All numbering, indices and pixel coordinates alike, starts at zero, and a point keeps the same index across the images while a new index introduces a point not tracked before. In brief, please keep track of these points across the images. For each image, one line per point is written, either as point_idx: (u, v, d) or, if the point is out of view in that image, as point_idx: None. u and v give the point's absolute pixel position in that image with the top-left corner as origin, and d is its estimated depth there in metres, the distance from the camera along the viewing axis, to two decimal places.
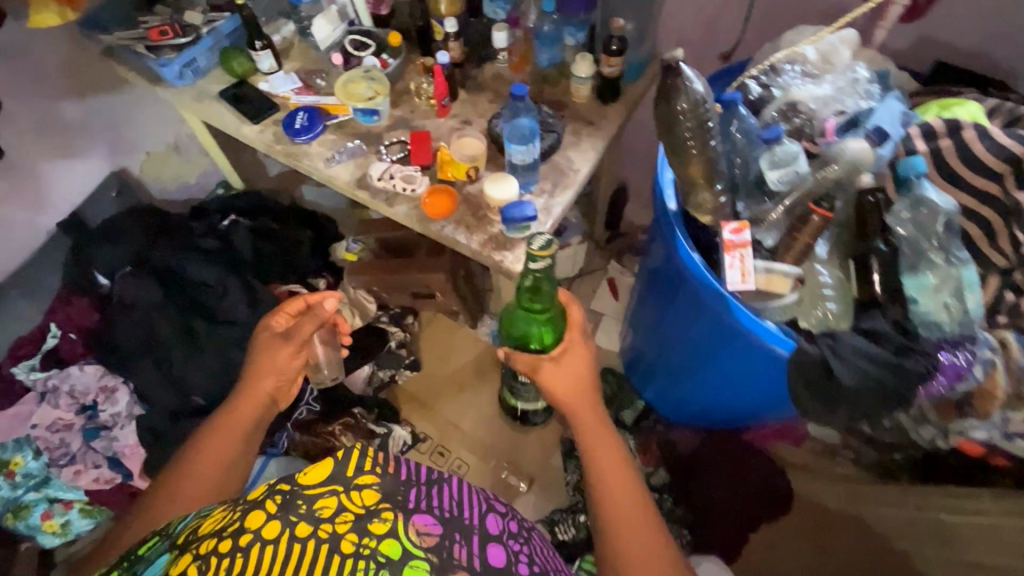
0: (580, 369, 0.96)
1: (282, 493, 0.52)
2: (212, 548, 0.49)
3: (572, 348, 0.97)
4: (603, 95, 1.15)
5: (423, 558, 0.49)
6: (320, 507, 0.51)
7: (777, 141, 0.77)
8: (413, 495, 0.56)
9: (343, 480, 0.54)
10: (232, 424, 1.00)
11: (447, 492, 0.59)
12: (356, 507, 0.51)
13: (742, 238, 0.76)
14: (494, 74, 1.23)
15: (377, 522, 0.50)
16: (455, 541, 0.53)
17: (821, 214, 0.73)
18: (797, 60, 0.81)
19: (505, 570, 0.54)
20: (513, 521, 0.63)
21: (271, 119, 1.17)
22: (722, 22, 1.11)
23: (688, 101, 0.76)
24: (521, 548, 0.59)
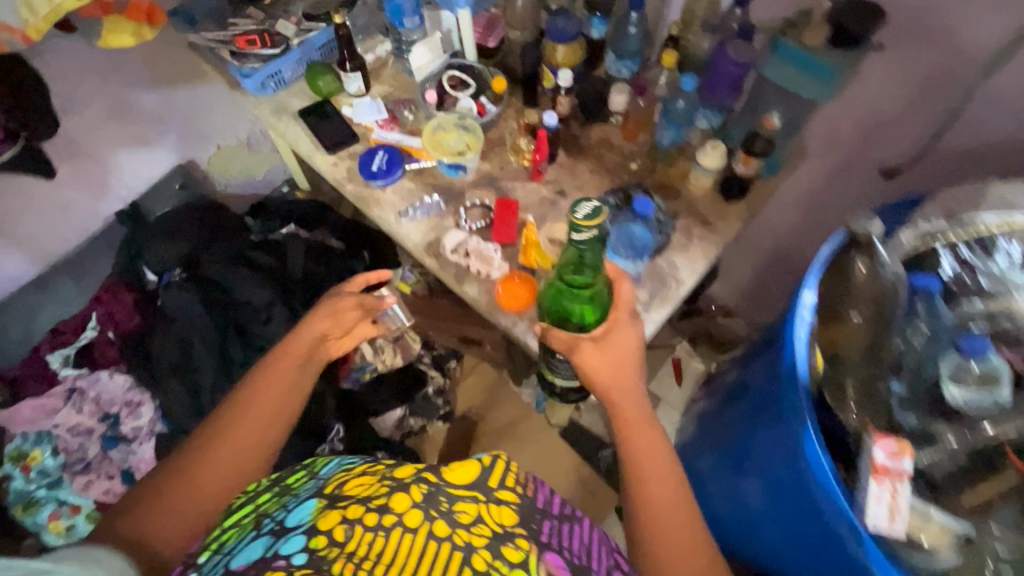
0: (626, 354, 0.79)
1: (429, 483, 0.60)
2: (360, 518, 0.56)
3: (616, 326, 0.79)
4: (726, 191, 0.97)
5: None
6: (460, 512, 0.57)
7: (980, 356, 0.58)
8: (546, 525, 0.62)
9: (486, 490, 0.61)
10: (272, 389, 0.82)
11: (576, 534, 0.65)
12: (494, 525, 0.58)
13: (900, 466, 0.59)
14: (602, 137, 1.08)
15: (512, 550, 0.55)
16: None
17: (1018, 467, 0.59)
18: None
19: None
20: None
21: (347, 150, 1.05)
22: (898, 134, 0.90)
23: (868, 266, 0.65)
24: None
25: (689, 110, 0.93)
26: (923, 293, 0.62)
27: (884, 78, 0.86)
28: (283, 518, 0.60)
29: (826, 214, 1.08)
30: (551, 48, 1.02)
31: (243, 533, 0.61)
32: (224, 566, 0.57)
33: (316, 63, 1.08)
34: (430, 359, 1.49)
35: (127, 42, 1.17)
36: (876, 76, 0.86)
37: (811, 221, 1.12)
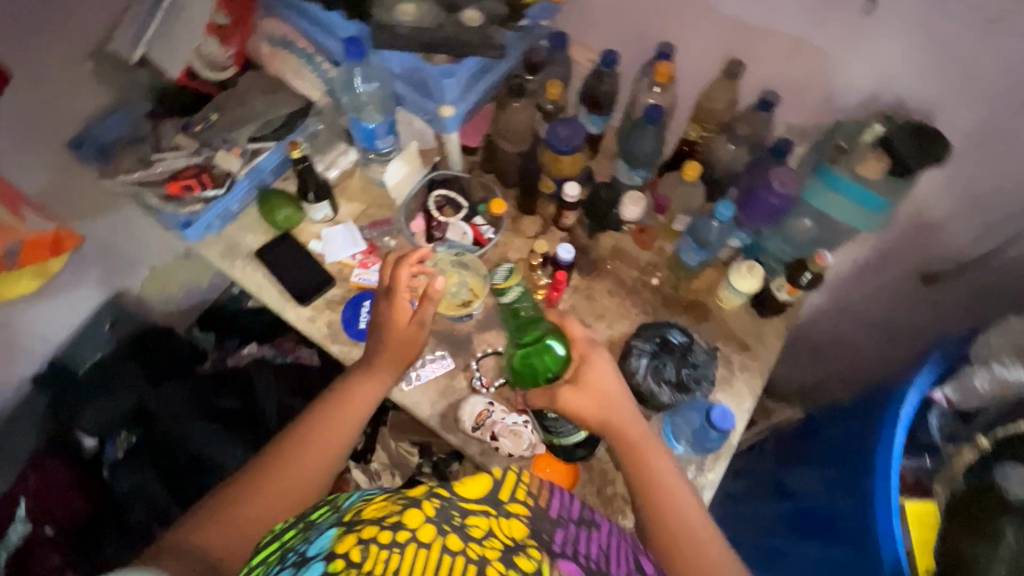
0: (606, 382, 0.69)
1: (441, 498, 0.42)
2: (372, 535, 0.39)
3: (592, 358, 0.71)
4: (764, 310, 0.87)
5: None
6: (472, 527, 0.41)
7: None
8: (561, 538, 0.46)
9: (496, 503, 0.46)
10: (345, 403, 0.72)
11: (598, 539, 0.48)
12: (504, 537, 0.43)
13: None
14: (616, 247, 0.95)
15: (525, 558, 0.41)
16: None
17: None
18: None
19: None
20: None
21: (323, 297, 0.89)
22: (944, 240, 0.82)
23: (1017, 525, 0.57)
24: None
25: (723, 232, 0.83)
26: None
27: (931, 189, 0.78)
28: (305, 551, 0.41)
29: (850, 303, 1.01)
30: (554, 158, 0.87)
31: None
32: None
33: (271, 193, 0.90)
34: (431, 467, 1.26)
35: (28, 286, 0.88)
36: (923, 187, 0.78)
37: (834, 307, 1.04)
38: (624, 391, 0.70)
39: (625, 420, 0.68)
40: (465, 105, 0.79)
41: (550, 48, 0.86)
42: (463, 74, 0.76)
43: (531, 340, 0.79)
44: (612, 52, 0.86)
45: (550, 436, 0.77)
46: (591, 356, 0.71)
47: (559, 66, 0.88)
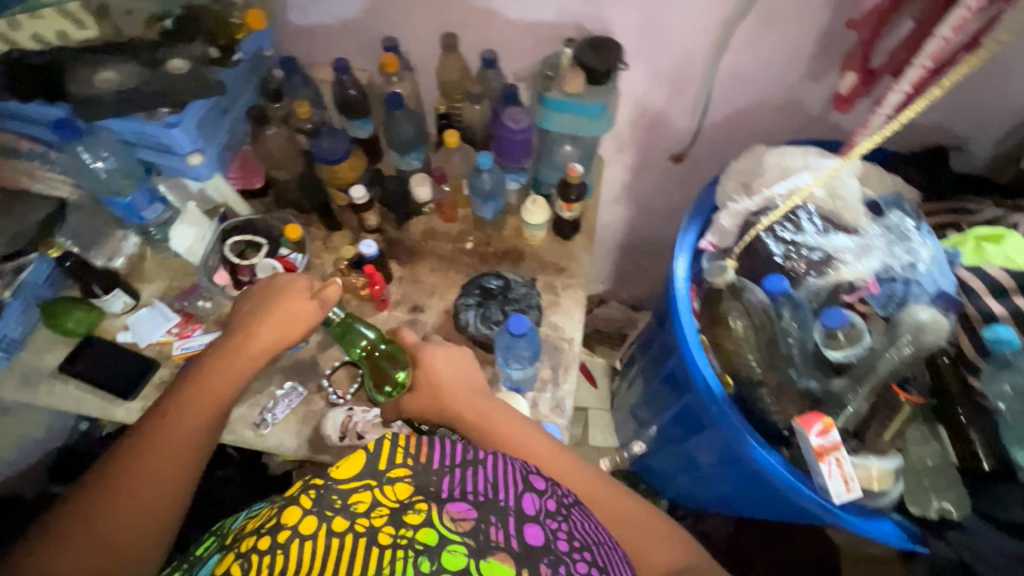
0: (436, 373, 0.77)
1: (318, 488, 0.52)
2: (253, 546, 0.49)
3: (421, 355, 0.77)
4: (565, 232, 0.98)
5: (460, 542, 0.48)
6: (355, 503, 0.50)
7: (841, 325, 0.65)
8: (446, 484, 0.53)
9: (377, 475, 0.53)
10: (199, 404, 0.71)
11: (483, 473, 0.55)
12: (391, 501, 0.51)
13: (832, 440, 0.64)
14: (426, 228, 1.01)
15: (412, 513, 0.49)
16: (492, 523, 0.50)
17: (906, 398, 0.66)
18: (810, 206, 0.73)
19: (543, 550, 0.50)
20: (554, 498, 0.56)
21: (150, 383, 0.85)
22: (671, 124, 0.98)
23: (741, 314, 0.72)
24: (560, 525, 0.53)
25: (497, 179, 0.91)
26: (780, 300, 0.68)
27: (639, 85, 0.93)
28: None
29: (642, 203, 1.16)
30: (330, 170, 0.91)
31: None
32: None
33: (52, 303, 0.85)
34: None
35: None
36: (633, 88, 0.93)
37: (634, 212, 1.19)
38: (444, 379, 0.76)
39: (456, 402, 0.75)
40: (213, 148, 0.81)
41: (285, 74, 0.90)
42: (191, 121, 0.76)
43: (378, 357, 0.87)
44: (344, 60, 0.92)
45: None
46: (421, 356, 0.77)
47: (302, 87, 0.93)
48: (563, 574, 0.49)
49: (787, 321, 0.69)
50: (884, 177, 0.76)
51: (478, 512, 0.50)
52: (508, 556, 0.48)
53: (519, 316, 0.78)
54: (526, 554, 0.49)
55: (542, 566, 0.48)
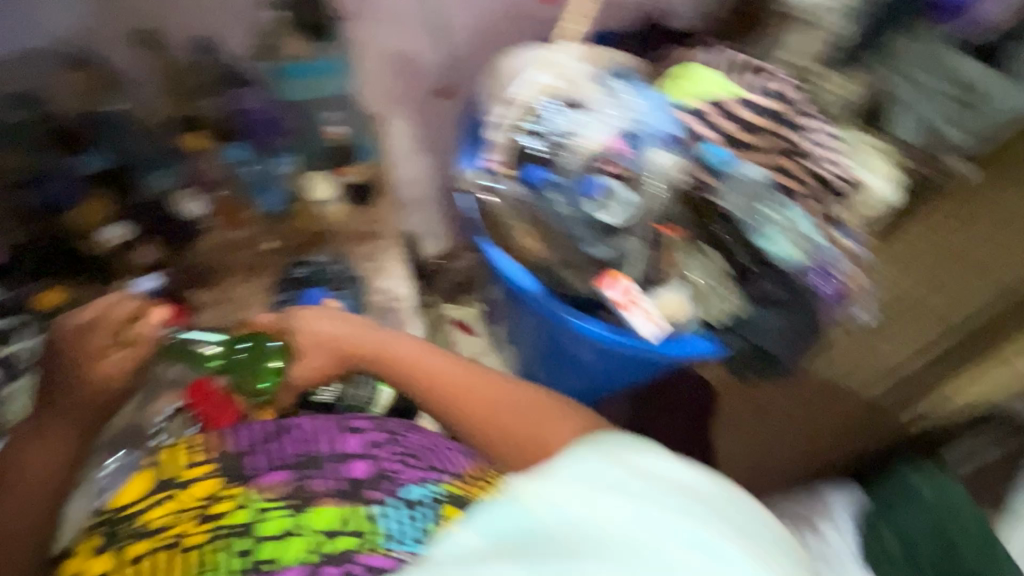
0: (323, 332, 0.73)
1: (101, 530, 0.49)
2: None
3: (298, 319, 0.75)
4: (361, 198, 0.96)
5: (279, 506, 0.47)
6: (151, 521, 0.48)
7: (595, 192, 0.73)
8: (259, 463, 0.51)
9: (171, 483, 0.51)
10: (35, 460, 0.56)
11: (297, 435, 0.55)
12: (194, 502, 0.49)
13: (628, 290, 0.74)
14: (217, 246, 0.89)
15: (218, 503, 0.48)
16: (312, 475, 0.49)
17: (667, 232, 0.75)
18: (549, 95, 0.78)
19: (374, 477, 0.50)
20: (383, 429, 0.57)
21: None
22: (423, 61, 0.99)
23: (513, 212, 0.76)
24: (393, 450, 0.54)
25: (262, 168, 0.88)
26: (541, 185, 0.75)
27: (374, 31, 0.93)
28: None
29: None
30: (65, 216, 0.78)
31: None
32: None
33: None
34: None
35: None
36: (371, 36, 0.94)
37: None
38: (336, 330, 0.73)
39: (356, 344, 0.71)
40: None
41: None
42: None
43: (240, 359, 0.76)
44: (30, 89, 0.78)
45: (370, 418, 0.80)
46: (296, 322, 0.75)
47: None
48: (395, 488, 0.49)
49: (557, 200, 0.74)
50: (604, 51, 0.83)
51: (296, 471, 0.50)
52: (336, 497, 0.47)
53: (309, 290, 0.88)
54: (355, 489, 0.48)
55: (372, 492, 0.48)
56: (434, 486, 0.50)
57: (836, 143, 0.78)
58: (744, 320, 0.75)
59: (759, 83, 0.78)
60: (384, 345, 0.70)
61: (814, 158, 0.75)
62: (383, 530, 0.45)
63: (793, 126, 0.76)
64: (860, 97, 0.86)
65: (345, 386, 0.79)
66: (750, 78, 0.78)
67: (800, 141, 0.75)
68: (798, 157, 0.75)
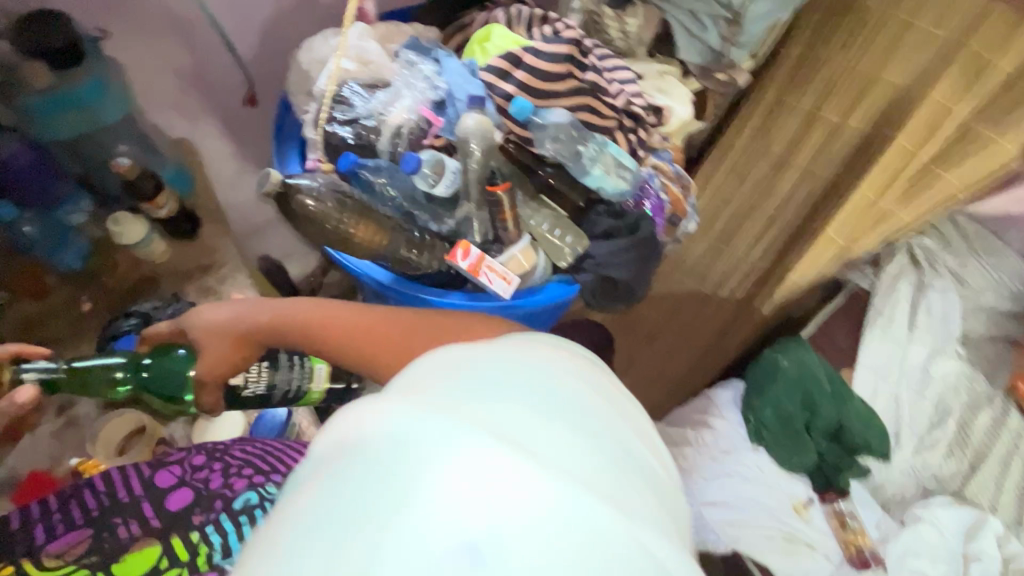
0: (221, 321, 0.59)
1: None
2: None
3: (191, 314, 0.61)
4: (182, 232, 0.88)
5: (81, 566, 0.48)
6: None
7: (419, 164, 0.72)
8: (40, 530, 0.50)
9: None
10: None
11: (91, 489, 0.53)
12: None
13: (475, 255, 0.73)
14: (19, 322, 0.79)
15: None
16: (116, 525, 0.51)
17: (499, 189, 0.75)
18: (349, 79, 0.75)
19: (191, 504, 0.53)
20: (199, 453, 0.57)
21: None
22: (215, 72, 0.90)
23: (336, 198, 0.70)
24: (212, 467, 0.56)
25: (43, 224, 0.76)
26: (361, 173, 0.72)
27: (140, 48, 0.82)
28: None
29: None
30: None
31: None
32: None
33: None
34: None
35: None
36: (140, 54, 0.83)
37: None
38: (243, 311, 0.60)
39: (278, 319, 0.59)
40: None
41: None
42: None
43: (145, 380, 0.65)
44: None
45: (307, 399, 0.70)
46: (188, 315, 0.61)
47: None
48: (219, 508, 0.52)
49: (381, 182, 0.73)
50: (396, 28, 0.81)
51: (93, 526, 0.50)
52: (151, 537, 0.50)
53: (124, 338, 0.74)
54: (172, 522, 0.51)
55: (195, 517, 0.52)
56: (266, 487, 0.54)
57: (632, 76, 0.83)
58: (589, 256, 0.79)
59: (552, 31, 0.80)
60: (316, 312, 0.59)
61: (613, 93, 0.80)
62: (213, 547, 0.50)
63: (590, 68, 0.80)
64: (644, 29, 0.91)
65: (271, 371, 0.68)
66: (539, 31, 0.80)
67: (598, 80, 0.79)
68: (601, 96, 0.79)
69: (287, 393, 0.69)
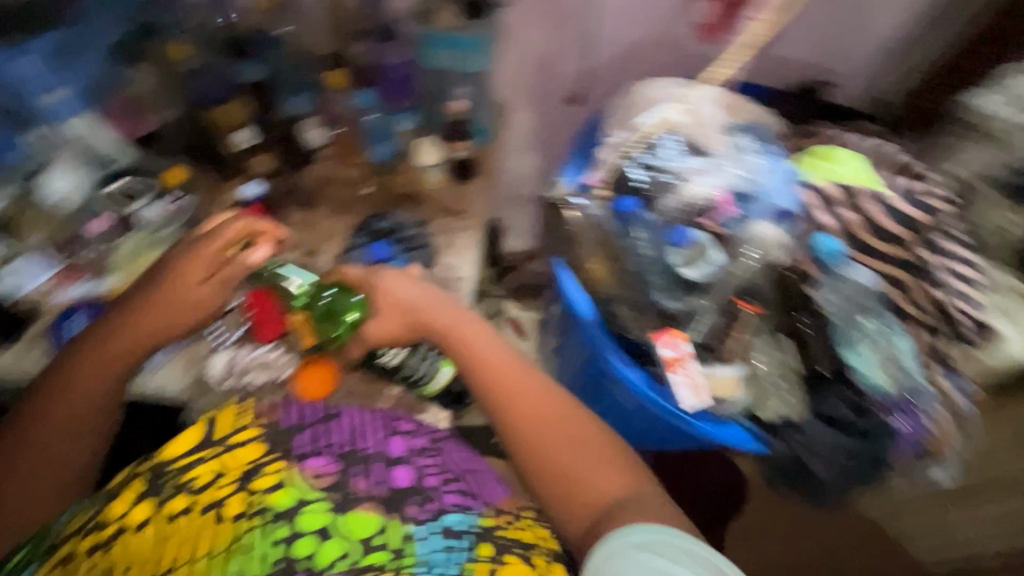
0: (402, 298, 0.76)
1: (146, 475, 0.62)
2: (119, 529, 0.58)
3: (382, 282, 0.76)
4: (463, 174, 0.97)
5: (319, 498, 0.59)
6: (196, 477, 0.61)
7: (687, 242, 0.70)
8: (296, 442, 0.64)
9: (218, 442, 0.64)
10: (76, 386, 0.65)
11: (336, 427, 0.66)
12: (238, 465, 0.62)
13: (682, 351, 0.69)
14: (316, 179, 0.95)
15: (264, 474, 0.61)
16: (355, 474, 0.62)
17: (746, 307, 0.70)
18: (672, 130, 0.75)
19: (412, 489, 0.62)
20: (421, 437, 0.68)
21: (32, 334, 0.81)
22: (563, 66, 0.99)
23: (592, 228, 0.74)
24: (428, 462, 0.65)
25: (384, 119, 0.93)
26: (630, 218, 0.72)
27: (524, 24, 0.93)
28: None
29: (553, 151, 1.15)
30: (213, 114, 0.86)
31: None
32: None
33: None
34: None
35: None
36: (521, 28, 0.94)
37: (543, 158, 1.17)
38: (422, 302, 0.76)
39: (445, 325, 0.76)
40: (75, 86, 0.85)
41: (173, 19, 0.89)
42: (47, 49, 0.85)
43: (324, 306, 0.77)
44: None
45: (423, 390, 0.85)
46: (376, 282, 0.76)
47: (181, 25, 0.89)
48: (432, 507, 0.60)
49: (640, 238, 0.71)
50: (746, 104, 0.78)
51: (341, 466, 0.62)
52: (376, 506, 0.59)
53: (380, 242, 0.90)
54: (391, 498, 0.61)
55: (408, 506, 0.60)
56: (471, 517, 0.61)
57: (976, 278, 0.68)
58: (796, 425, 0.68)
59: (912, 189, 0.69)
60: (476, 340, 0.74)
61: (941, 286, 0.66)
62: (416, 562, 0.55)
63: (934, 245, 0.67)
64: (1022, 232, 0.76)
65: (409, 354, 0.84)
66: (899, 181, 0.69)
67: (935, 263, 0.66)
68: (925, 282, 0.66)
69: (414, 376, 0.84)
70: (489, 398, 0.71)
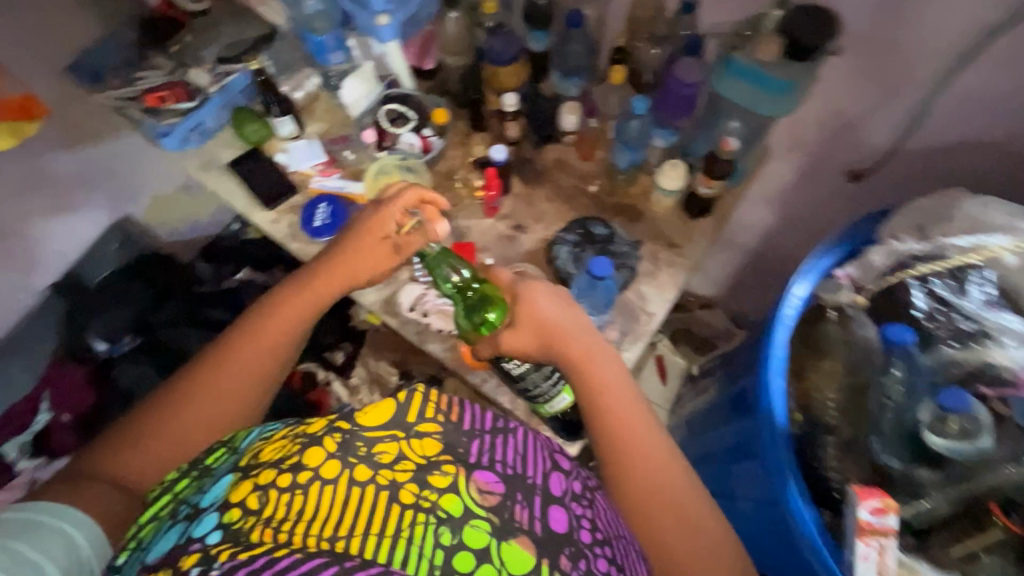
0: (545, 316, 0.70)
1: (342, 432, 0.51)
2: (272, 480, 0.48)
3: (529, 293, 0.72)
4: (694, 211, 0.90)
5: (484, 517, 0.49)
6: (380, 453, 0.50)
7: (959, 411, 0.57)
8: (474, 446, 0.55)
9: (404, 426, 0.53)
10: (286, 319, 0.74)
11: (511, 444, 0.58)
12: (417, 457, 0.51)
13: (885, 524, 0.57)
14: (555, 158, 0.97)
15: (438, 475, 0.50)
16: (517, 501, 0.51)
17: (1003, 522, 0.58)
18: (993, 268, 0.62)
19: (566, 538, 0.51)
20: (578, 482, 0.60)
21: (286, 204, 0.95)
22: (862, 136, 0.86)
23: (839, 338, 0.67)
24: (582, 512, 0.55)
25: (644, 128, 0.88)
26: (895, 349, 0.60)
27: (838, 80, 0.82)
28: (199, 502, 0.51)
29: (797, 217, 1.03)
30: (494, 72, 0.91)
31: (161, 525, 0.51)
32: (141, 561, 0.48)
33: (242, 109, 0.97)
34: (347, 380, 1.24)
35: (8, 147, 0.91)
36: (833, 83, 0.83)
37: (780, 220, 1.05)
38: (567, 323, 0.70)
39: (578, 357, 0.69)
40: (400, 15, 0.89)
41: None
42: None
43: (473, 296, 0.76)
44: None
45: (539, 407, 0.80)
46: (522, 291, 0.72)
47: None
48: (582, 567, 0.50)
49: (895, 377, 0.62)
50: None
51: (509, 492, 0.52)
52: (535, 544, 0.48)
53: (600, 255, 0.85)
54: (548, 540, 0.49)
55: (563, 558, 0.49)
56: None
57: None
58: None
59: None
60: (609, 386, 0.68)
61: None
62: None
63: None
64: None
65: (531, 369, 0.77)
66: None
67: None
68: None
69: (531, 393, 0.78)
70: (614, 453, 0.66)
